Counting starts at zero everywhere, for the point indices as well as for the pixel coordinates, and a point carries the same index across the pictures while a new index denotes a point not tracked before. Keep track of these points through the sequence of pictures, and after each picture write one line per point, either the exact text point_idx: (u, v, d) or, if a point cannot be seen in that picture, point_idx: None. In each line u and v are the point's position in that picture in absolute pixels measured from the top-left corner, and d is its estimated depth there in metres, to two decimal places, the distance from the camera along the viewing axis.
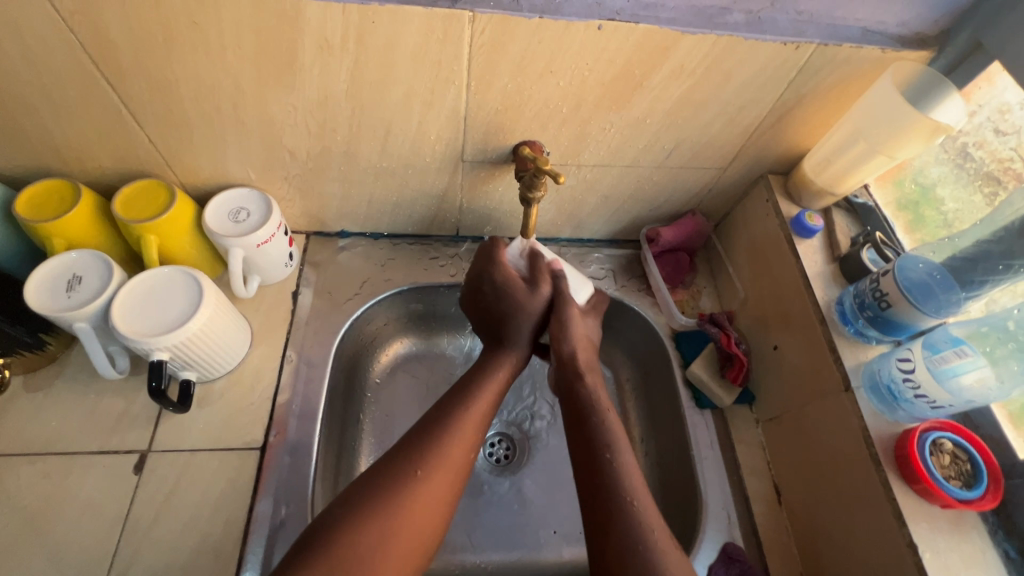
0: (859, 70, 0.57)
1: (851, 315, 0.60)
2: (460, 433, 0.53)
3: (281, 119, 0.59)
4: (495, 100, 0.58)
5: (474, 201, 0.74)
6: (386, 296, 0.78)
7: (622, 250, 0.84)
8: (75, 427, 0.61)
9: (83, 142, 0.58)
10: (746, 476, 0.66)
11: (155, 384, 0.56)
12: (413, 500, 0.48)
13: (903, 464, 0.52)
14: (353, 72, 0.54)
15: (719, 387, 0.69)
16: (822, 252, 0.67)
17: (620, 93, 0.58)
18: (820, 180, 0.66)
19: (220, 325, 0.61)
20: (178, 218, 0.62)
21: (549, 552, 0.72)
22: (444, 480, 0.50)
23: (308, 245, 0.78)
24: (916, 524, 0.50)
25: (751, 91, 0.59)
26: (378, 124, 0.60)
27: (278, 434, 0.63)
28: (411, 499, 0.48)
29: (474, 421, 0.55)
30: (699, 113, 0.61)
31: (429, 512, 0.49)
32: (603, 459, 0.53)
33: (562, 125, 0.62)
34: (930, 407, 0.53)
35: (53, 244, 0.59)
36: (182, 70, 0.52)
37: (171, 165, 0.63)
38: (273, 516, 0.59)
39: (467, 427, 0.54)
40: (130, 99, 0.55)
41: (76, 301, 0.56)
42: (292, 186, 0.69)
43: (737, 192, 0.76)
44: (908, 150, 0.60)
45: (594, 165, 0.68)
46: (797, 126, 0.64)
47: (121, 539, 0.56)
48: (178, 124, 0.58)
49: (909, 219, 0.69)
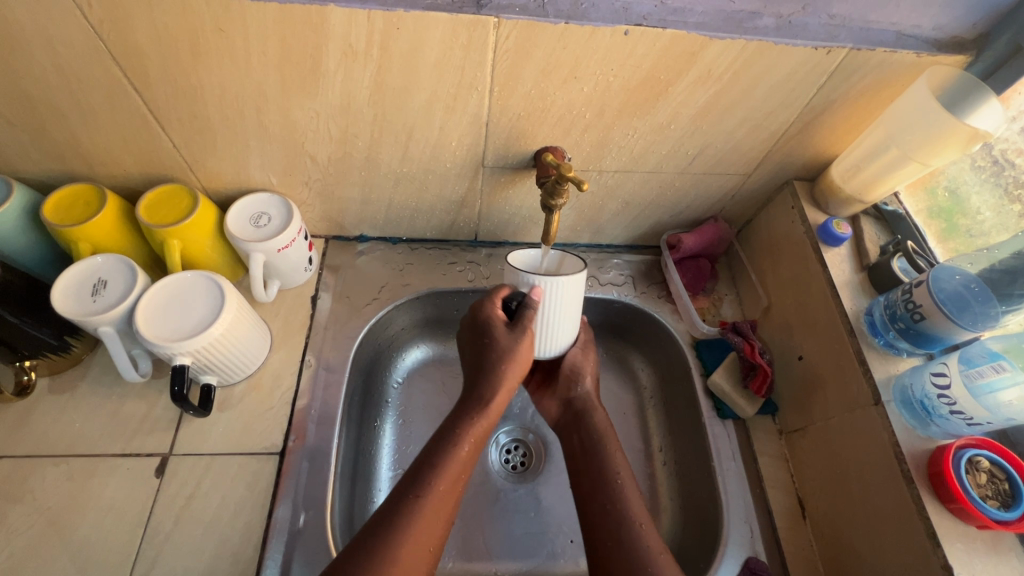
0: (892, 75, 0.56)
1: (881, 327, 0.58)
2: (449, 472, 0.54)
3: (303, 125, 0.59)
4: (517, 105, 0.57)
5: (493, 206, 0.73)
6: (405, 301, 0.77)
7: (642, 256, 0.83)
8: (98, 429, 0.62)
9: (109, 147, 0.59)
10: (769, 489, 0.65)
11: (178, 388, 0.56)
12: (410, 532, 0.50)
13: (937, 482, 0.51)
14: (376, 79, 0.54)
15: (742, 397, 0.68)
16: (850, 260, 0.65)
17: (644, 98, 0.57)
18: (849, 187, 0.65)
19: (240, 330, 0.62)
20: (201, 222, 0.62)
21: (566, 563, 0.71)
22: (440, 510, 0.52)
23: (327, 249, 0.78)
24: (951, 545, 0.49)
25: (779, 97, 0.58)
26: (400, 130, 0.60)
27: (296, 439, 0.63)
28: (409, 537, 0.49)
29: (456, 466, 0.55)
30: (724, 118, 0.60)
31: (426, 548, 0.50)
32: (609, 483, 0.59)
33: (584, 131, 0.61)
34: (966, 423, 0.51)
35: (79, 248, 0.60)
36: (207, 76, 0.52)
37: (195, 170, 0.64)
38: (292, 522, 0.59)
39: (452, 465, 0.54)
40: (156, 105, 0.55)
41: (102, 305, 0.56)
42: (312, 191, 0.69)
43: (761, 199, 0.74)
44: (942, 157, 0.58)
45: (616, 171, 0.67)
46: (826, 132, 0.63)
47: (143, 542, 0.56)
48: (202, 131, 0.58)
49: (941, 228, 0.67)
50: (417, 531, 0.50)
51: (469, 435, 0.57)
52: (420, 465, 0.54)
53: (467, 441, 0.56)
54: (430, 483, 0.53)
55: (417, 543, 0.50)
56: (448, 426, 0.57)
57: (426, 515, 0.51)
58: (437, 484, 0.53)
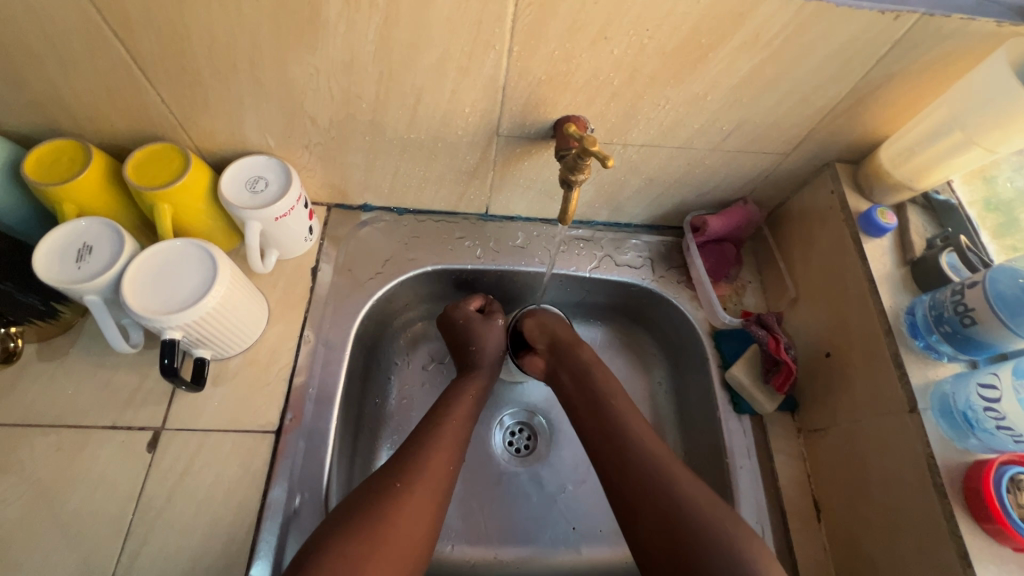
0: (963, 48, 0.50)
1: (923, 329, 0.54)
2: (431, 460, 0.54)
3: (302, 82, 0.54)
4: (538, 68, 0.52)
5: (506, 178, 0.68)
6: (409, 276, 0.73)
7: (662, 237, 0.78)
8: (89, 399, 0.59)
9: (94, 101, 0.54)
10: (784, 489, 0.62)
11: (168, 362, 0.53)
12: (388, 515, 0.49)
13: (974, 499, 0.47)
14: (382, 31, 0.48)
15: (762, 393, 0.65)
16: (893, 254, 0.60)
17: (681, 64, 0.51)
18: (898, 172, 0.59)
19: (235, 303, 0.58)
20: (193, 185, 0.58)
21: (568, 550, 0.70)
22: (430, 494, 0.52)
23: (329, 217, 0.73)
24: (983, 566, 0.45)
25: (832, 69, 0.52)
26: (408, 92, 0.55)
27: (293, 417, 0.61)
28: (433, 452, 0.55)
29: (442, 453, 0.56)
30: (768, 90, 0.54)
31: (446, 464, 0.55)
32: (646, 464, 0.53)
33: (611, 100, 0.55)
34: (1012, 440, 0.47)
35: (63, 210, 0.56)
36: (195, 23, 0.47)
37: (187, 128, 0.59)
38: (287, 504, 0.57)
39: (435, 455, 0.55)
40: (141, 55, 0.50)
41: (87, 272, 0.53)
42: (313, 155, 0.64)
43: (796, 180, 0.69)
44: (1008, 142, 0.52)
45: (642, 145, 0.62)
46: (880, 110, 0.57)
47: (134, 517, 0.54)
48: (193, 84, 0.53)
49: (998, 223, 0.60)
50: (439, 446, 0.56)
51: (444, 434, 0.58)
52: (394, 464, 0.54)
53: (465, 397, 0.64)
54: (411, 473, 0.53)
55: (433, 475, 0.54)
56: (422, 429, 0.58)
57: (407, 499, 0.51)
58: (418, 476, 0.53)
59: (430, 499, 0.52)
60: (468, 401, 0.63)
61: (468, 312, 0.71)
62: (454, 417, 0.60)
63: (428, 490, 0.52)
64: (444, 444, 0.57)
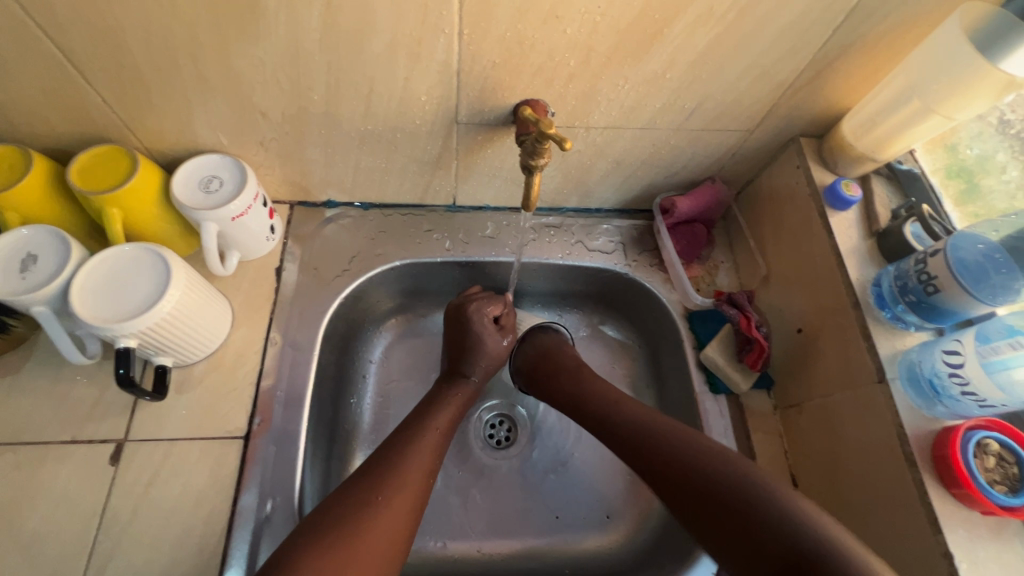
0: (917, 14, 0.49)
1: (889, 299, 0.54)
2: (410, 472, 0.53)
3: (248, 76, 0.52)
4: (492, 51, 0.50)
5: (470, 167, 0.67)
6: (378, 272, 0.72)
7: (633, 221, 0.77)
8: (46, 414, 0.57)
9: (30, 104, 0.52)
10: (762, 466, 0.63)
11: (124, 371, 0.51)
12: (367, 525, 0.48)
13: (942, 466, 0.47)
14: (326, 17, 0.46)
15: (736, 372, 0.65)
16: (859, 226, 0.60)
17: (637, 41, 0.50)
18: (861, 144, 0.59)
19: (193, 307, 0.57)
20: (143, 188, 0.56)
21: (552, 539, 0.69)
22: (406, 506, 0.51)
23: (291, 216, 0.72)
24: (953, 530, 0.46)
25: (789, 41, 0.51)
26: (360, 81, 0.53)
27: (262, 422, 0.59)
28: (412, 461, 0.55)
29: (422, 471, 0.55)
30: (727, 65, 0.53)
31: (424, 472, 0.55)
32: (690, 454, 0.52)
33: (569, 82, 0.54)
34: (977, 406, 0.48)
35: (6, 219, 0.54)
36: (127, 16, 0.45)
37: (133, 128, 0.57)
38: (258, 510, 0.56)
39: (414, 467, 0.54)
40: (75, 53, 0.48)
41: (32, 282, 0.51)
42: (269, 152, 0.62)
43: (763, 157, 0.68)
44: (967, 109, 0.52)
45: (605, 128, 0.61)
46: (840, 81, 0.56)
47: (99, 533, 0.53)
48: (134, 82, 0.51)
49: (960, 189, 0.60)
50: (418, 455, 0.56)
51: (425, 444, 0.57)
52: (371, 471, 0.53)
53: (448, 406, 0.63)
54: (391, 484, 0.52)
55: (411, 483, 0.53)
56: (400, 435, 0.58)
57: (386, 511, 0.50)
58: (397, 490, 0.52)
59: (405, 508, 0.51)
60: (452, 411, 0.63)
61: (485, 321, 0.68)
62: (435, 427, 0.59)
63: (404, 502, 0.51)
64: (422, 452, 0.56)
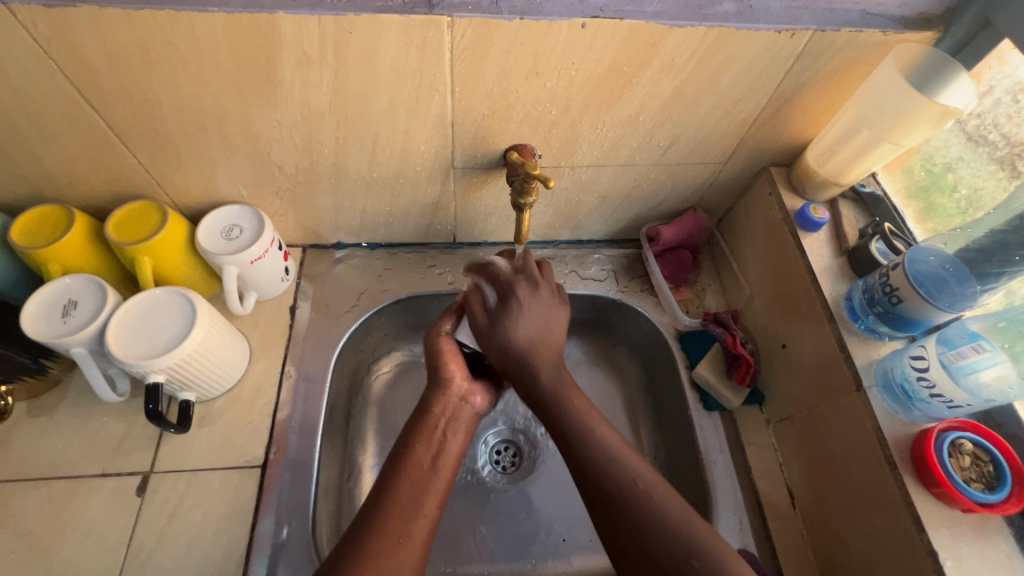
0: (859, 55, 0.55)
1: (860, 312, 0.58)
2: (420, 456, 0.55)
3: (267, 134, 0.58)
4: (481, 105, 0.57)
5: (467, 207, 0.72)
6: (386, 306, 0.77)
7: (623, 250, 0.82)
8: (78, 450, 0.61)
9: (74, 166, 0.58)
10: (758, 480, 0.65)
11: (152, 406, 0.56)
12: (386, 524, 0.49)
13: (921, 467, 0.50)
14: (334, 84, 0.53)
15: (727, 388, 0.68)
16: (829, 245, 0.64)
17: (609, 91, 0.56)
18: (824, 170, 0.64)
19: (215, 345, 0.61)
20: (171, 237, 0.62)
21: (559, 562, 0.71)
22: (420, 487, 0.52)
23: (304, 258, 0.77)
24: (936, 530, 0.48)
25: (747, 83, 0.57)
26: (365, 135, 0.59)
27: (278, 451, 0.63)
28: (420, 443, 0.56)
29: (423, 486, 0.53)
30: (693, 106, 0.59)
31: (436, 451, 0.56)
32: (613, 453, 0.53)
33: (552, 127, 0.60)
34: (947, 407, 0.50)
35: (49, 270, 0.59)
36: (162, 89, 0.52)
37: (163, 185, 0.63)
38: (274, 536, 0.58)
39: (422, 448, 0.55)
40: (116, 123, 0.54)
41: (73, 326, 0.56)
42: (284, 201, 0.68)
43: (738, 187, 0.74)
44: (914, 135, 0.57)
45: (589, 166, 0.67)
46: (799, 115, 0.62)
47: (126, 560, 0.56)
48: (165, 145, 0.58)
49: (920, 208, 0.68)
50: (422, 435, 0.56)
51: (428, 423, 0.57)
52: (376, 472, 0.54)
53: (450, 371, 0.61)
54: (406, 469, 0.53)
55: (424, 463, 0.54)
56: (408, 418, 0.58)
57: (400, 503, 0.51)
58: (398, 483, 0.52)
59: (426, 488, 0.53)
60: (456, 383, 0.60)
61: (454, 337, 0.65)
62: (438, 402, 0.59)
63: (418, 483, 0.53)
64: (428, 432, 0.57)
